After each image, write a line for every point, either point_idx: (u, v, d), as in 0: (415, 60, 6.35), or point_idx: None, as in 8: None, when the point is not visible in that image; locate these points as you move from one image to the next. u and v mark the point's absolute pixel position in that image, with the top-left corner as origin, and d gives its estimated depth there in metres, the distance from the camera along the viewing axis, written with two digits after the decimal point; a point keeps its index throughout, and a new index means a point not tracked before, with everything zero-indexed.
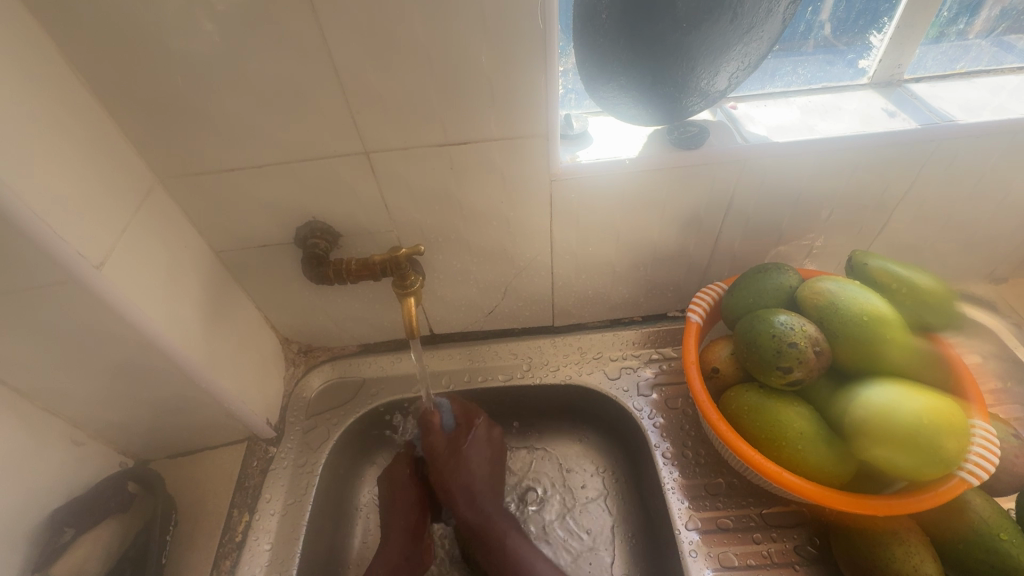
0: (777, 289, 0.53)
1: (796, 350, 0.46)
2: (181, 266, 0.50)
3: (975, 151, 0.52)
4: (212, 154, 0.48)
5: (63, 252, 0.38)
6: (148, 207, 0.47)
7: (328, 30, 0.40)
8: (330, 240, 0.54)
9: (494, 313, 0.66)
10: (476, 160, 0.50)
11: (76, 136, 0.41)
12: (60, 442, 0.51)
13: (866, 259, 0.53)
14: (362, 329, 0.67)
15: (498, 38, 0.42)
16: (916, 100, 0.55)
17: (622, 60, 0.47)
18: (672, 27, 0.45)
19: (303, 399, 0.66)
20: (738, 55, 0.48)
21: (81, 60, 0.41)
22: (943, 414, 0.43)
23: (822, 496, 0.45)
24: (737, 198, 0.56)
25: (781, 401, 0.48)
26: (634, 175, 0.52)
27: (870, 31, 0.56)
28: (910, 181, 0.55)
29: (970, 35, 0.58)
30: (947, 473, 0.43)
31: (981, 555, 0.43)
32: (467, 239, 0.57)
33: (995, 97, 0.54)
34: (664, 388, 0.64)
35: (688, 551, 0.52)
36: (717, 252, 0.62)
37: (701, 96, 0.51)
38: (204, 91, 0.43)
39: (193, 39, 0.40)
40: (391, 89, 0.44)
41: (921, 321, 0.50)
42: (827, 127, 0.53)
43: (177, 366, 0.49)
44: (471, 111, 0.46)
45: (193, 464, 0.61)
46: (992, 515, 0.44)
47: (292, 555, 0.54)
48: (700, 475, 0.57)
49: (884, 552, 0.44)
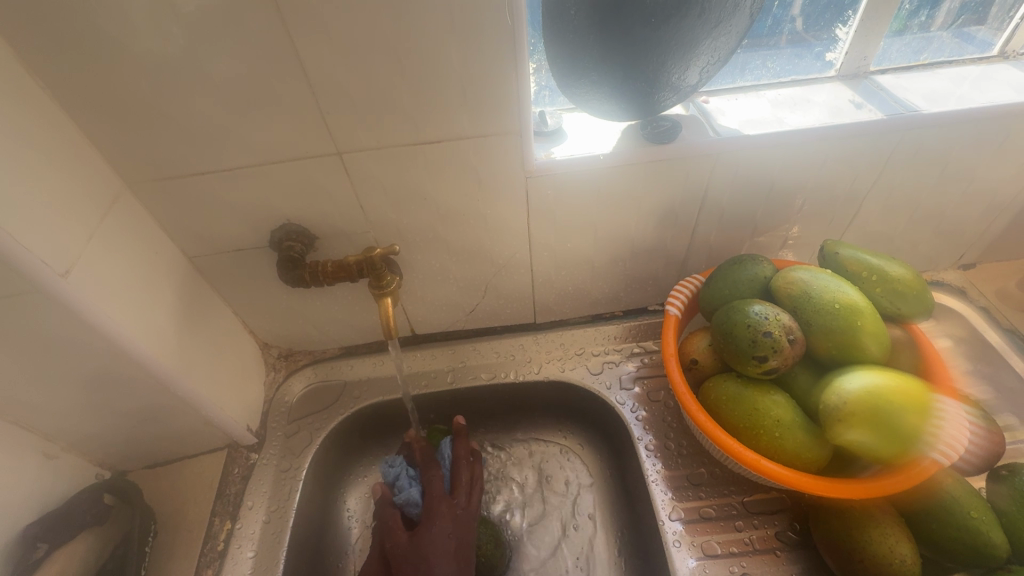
0: (752, 280, 0.53)
1: (771, 339, 0.47)
2: (153, 272, 0.50)
3: (939, 140, 0.54)
4: (182, 158, 0.47)
5: (27, 262, 0.37)
6: (116, 214, 0.46)
7: (295, 33, 0.40)
8: (306, 242, 0.54)
9: (475, 312, 0.66)
10: (451, 159, 0.50)
11: (37, 141, 0.40)
12: (32, 457, 0.49)
13: (837, 248, 0.53)
14: (343, 332, 0.66)
15: (468, 37, 0.42)
16: (882, 91, 0.57)
17: (593, 56, 0.48)
18: (640, 22, 0.45)
19: (284, 404, 0.65)
20: (707, 50, 0.48)
21: (40, 65, 0.40)
22: (913, 397, 0.44)
23: (799, 481, 0.46)
24: (711, 192, 0.56)
25: (758, 389, 0.49)
26: (609, 171, 0.52)
27: (836, 24, 0.57)
28: (877, 172, 0.57)
29: (932, 27, 0.59)
30: (918, 456, 0.44)
31: (954, 533, 0.44)
32: (445, 238, 0.57)
33: (958, 87, 0.56)
34: (646, 381, 0.64)
35: (672, 542, 0.52)
36: (694, 245, 0.63)
37: (673, 91, 0.51)
38: (169, 95, 0.42)
39: (156, 42, 0.39)
40: (362, 92, 0.44)
41: (892, 308, 0.51)
42: (796, 119, 0.54)
43: (152, 374, 0.48)
44: (444, 111, 0.46)
45: (172, 474, 0.60)
46: (964, 493, 0.45)
47: (276, 561, 0.53)
48: (682, 467, 0.57)
49: (862, 535, 0.45)
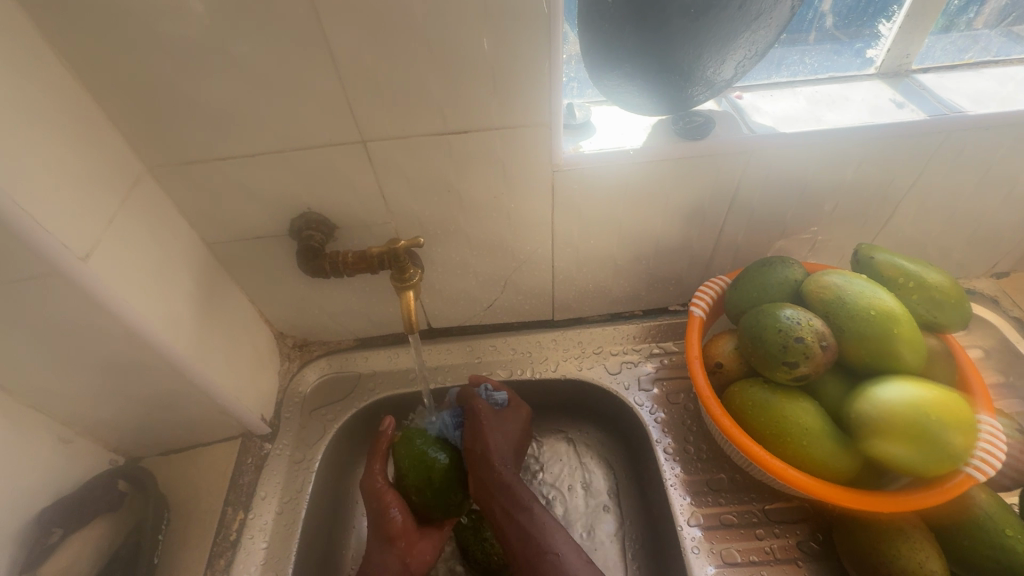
0: (782, 283, 0.52)
1: (802, 344, 0.45)
2: (172, 258, 0.49)
3: (983, 144, 0.52)
4: (203, 142, 0.46)
5: (46, 246, 0.36)
6: (135, 198, 0.46)
7: (324, 16, 0.39)
8: (325, 231, 0.53)
9: (493, 307, 0.65)
10: (477, 150, 0.48)
11: (58, 122, 0.39)
12: (48, 441, 0.49)
13: (872, 253, 0.52)
14: (358, 324, 0.66)
15: (502, 24, 0.40)
16: (924, 91, 0.54)
17: (628, 47, 0.46)
18: (678, 13, 0.43)
19: (298, 394, 0.64)
20: (745, 43, 0.46)
21: (63, 44, 0.39)
22: (952, 410, 0.42)
23: (826, 492, 0.44)
24: (741, 192, 0.55)
25: (786, 396, 0.47)
26: (638, 167, 0.51)
27: (878, 20, 0.55)
28: (916, 174, 0.55)
29: (978, 25, 0.56)
30: (953, 469, 0.43)
31: (986, 551, 0.43)
32: (467, 232, 0.55)
33: (1003, 87, 0.54)
34: (665, 382, 0.63)
35: (691, 548, 0.51)
36: (720, 245, 0.61)
37: (706, 86, 0.50)
38: (193, 77, 0.41)
39: (181, 22, 0.38)
40: (390, 78, 0.43)
41: (929, 317, 0.50)
42: (835, 118, 0.52)
43: (169, 361, 0.48)
44: (473, 100, 0.45)
45: (185, 460, 0.59)
46: (998, 511, 0.44)
47: (288, 553, 0.53)
48: (701, 471, 0.56)
49: (890, 550, 0.44)
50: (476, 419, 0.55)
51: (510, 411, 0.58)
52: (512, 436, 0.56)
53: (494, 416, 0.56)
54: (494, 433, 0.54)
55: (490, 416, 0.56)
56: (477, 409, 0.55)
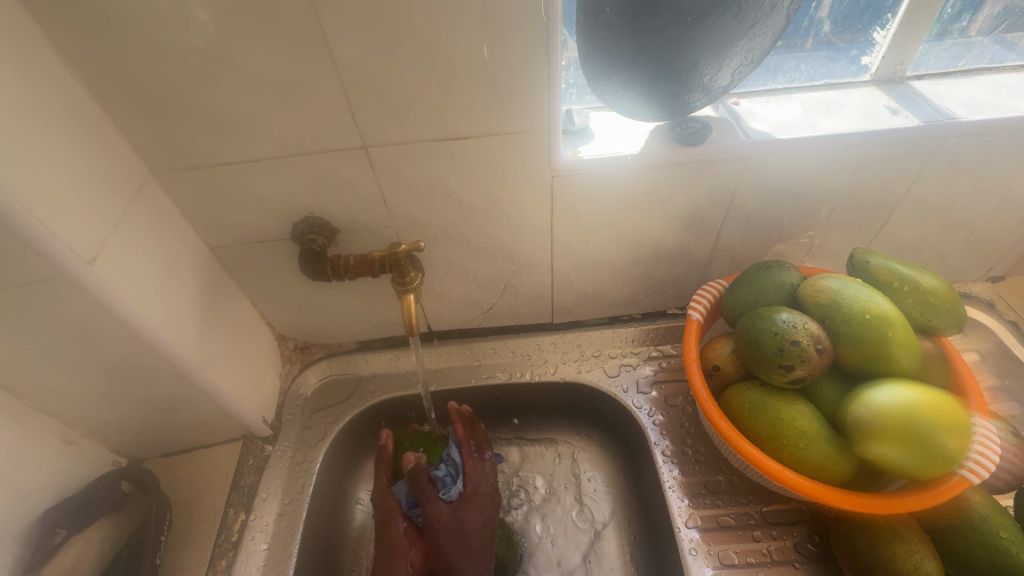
0: (778, 287, 0.52)
1: (798, 348, 0.46)
2: (176, 262, 0.49)
3: (976, 150, 0.52)
4: (208, 146, 0.46)
5: (54, 249, 0.37)
6: (141, 203, 0.46)
7: (327, 24, 0.40)
8: (327, 235, 0.54)
9: (493, 310, 0.66)
10: (477, 156, 0.49)
11: (67, 128, 0.40)
12: (52, 442, 0.50)
13: (867, 257, 0.52)
14: (359, 327, 0.66)
15: (502, 32, 0.41)
16: (918, 97, 0.55)
17: (625, 54, 0.47)
18: (675, 21, 0.44)
19: (299, 396, 0.65)
20: (741, 51, 0.47)
21: (72, 51, 0.40)
22: (947, 413, 0.42)
23: (823, 494, 0.45)
24: (738, 197, 0.55)
25: (782, 398, 0.48)
26: (636, 172, 0.52)
27: (873, 27, 0.56)
28: (911, 179, 0.55)
29: (972, 32, 0.57)
30: (948, 471, 0.43)
31: (980, 553, 0.43)
32: (467, 236, 0.56)
33: (996, 94, 0.54)
34: (664, 385, 0.63)
35: (688, 550, 0.52)
36: (718, 249, 0.62)
37: (703, 92, 0.50)
38: (199, 84, 0.42)
39: (187, 31, 0.39)
40: (392, 85, 0.44)
41: (923, 320, 0.50)
42: (830, 124, 0.53)
43: (172, 363, 0.48)
44: (473, 107, 0.45)
45: (187, 462, 0.60)
46: (992, 513, 0.44)
47: (289, 554, 0.53)
48: (699, 473, 0.57)
49: (885, 551, 0.44)
50: (433, 536, 0.50)
51: (468, 499, 0.52)
52: (478, 527, 0.51)
53: (451, 518, 0.50)
54: (459, 532, 0.50)
55: (463, 504, 0.51)
56: (434, 522, 0.50)
